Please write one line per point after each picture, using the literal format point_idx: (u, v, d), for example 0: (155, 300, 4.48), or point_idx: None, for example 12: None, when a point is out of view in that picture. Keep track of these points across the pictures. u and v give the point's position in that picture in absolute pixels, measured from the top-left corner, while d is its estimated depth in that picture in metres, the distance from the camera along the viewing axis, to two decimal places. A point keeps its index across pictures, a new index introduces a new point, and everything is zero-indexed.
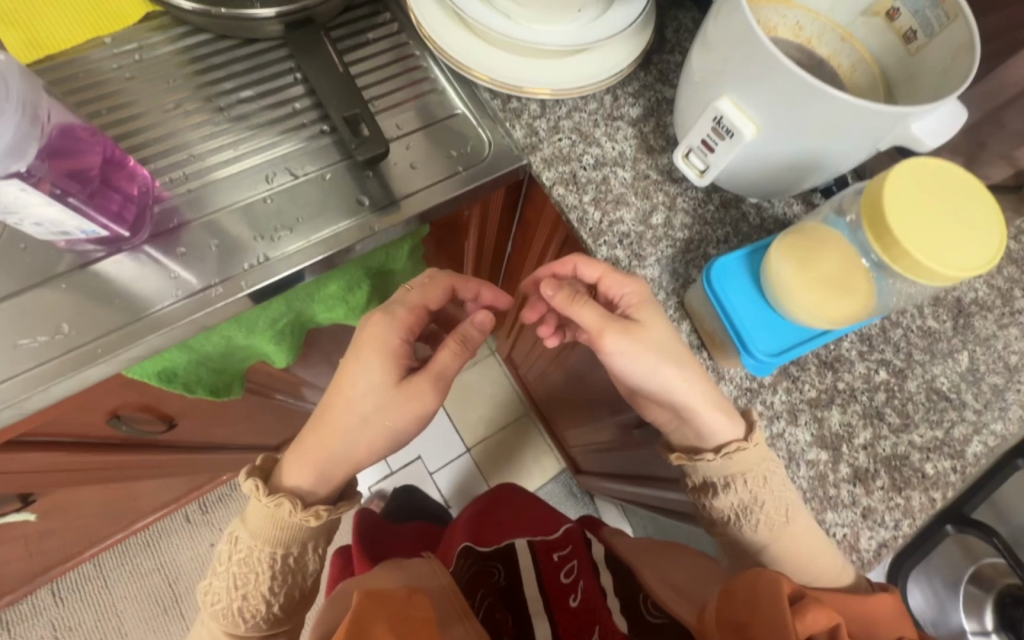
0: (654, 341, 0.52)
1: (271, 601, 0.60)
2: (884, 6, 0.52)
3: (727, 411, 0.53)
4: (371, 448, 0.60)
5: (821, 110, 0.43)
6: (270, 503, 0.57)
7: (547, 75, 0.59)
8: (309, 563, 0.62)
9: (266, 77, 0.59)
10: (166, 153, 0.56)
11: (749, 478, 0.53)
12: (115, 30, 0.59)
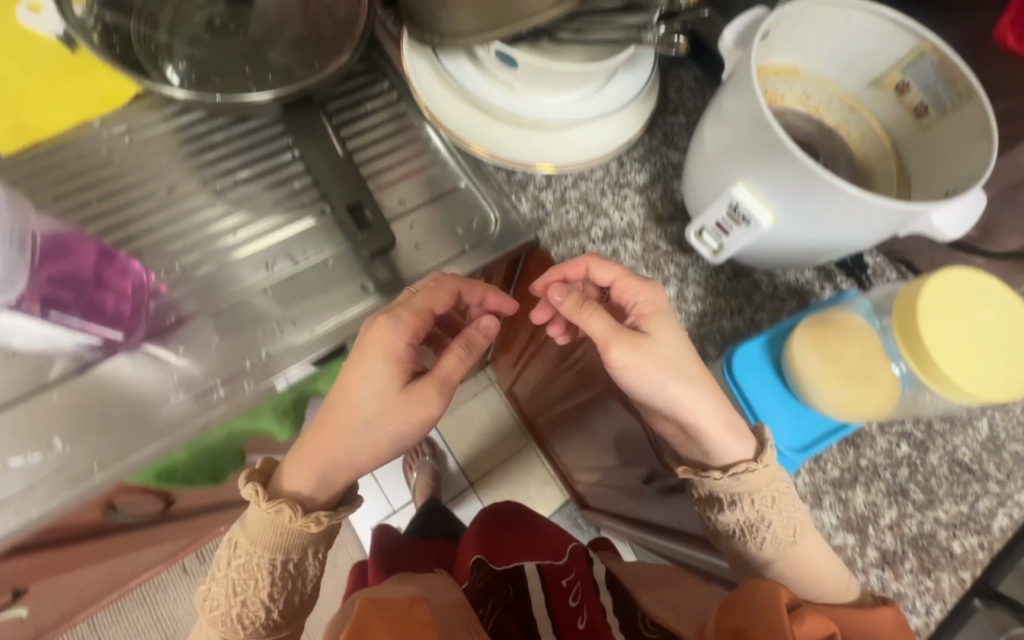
0: (664, 356, 0.48)
1: (269, 611, 0.51)
2: (893, 79, 0.51)
3: (739, 428, 0.49)
4: (379, 454, 0.51)
5: (840, 203, 0.42)
6: (269, 511, 0.48)
7: (551, 148, 0.57)
8: (309, 569, 0.53)
9: (262, 157, 0.57)
10: (159, 243, 0.54)
11: (758, 499, 0.50)
12: (103, 112, 0.57)
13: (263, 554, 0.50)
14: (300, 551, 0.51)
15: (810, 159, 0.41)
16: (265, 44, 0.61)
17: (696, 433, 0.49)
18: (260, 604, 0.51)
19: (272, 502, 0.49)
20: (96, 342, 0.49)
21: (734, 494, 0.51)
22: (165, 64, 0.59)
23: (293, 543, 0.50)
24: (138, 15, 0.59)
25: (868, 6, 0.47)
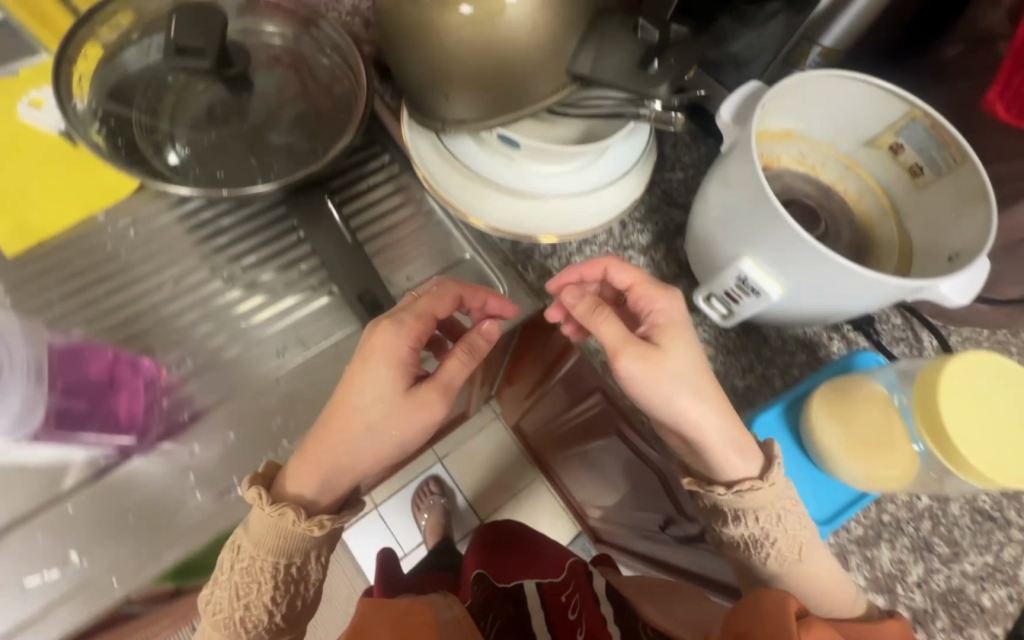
0: (675, 369, 0.47)
1: (270, 619, 0.47)
2: (887, 140, 0.52)
3: (746, 443, 0.48)
4: (382, 457, 0.48)
5: (847, 279, 0.43)
6: (272, 514, 0.44)
7: (554, 218, 0.57)
8: (313, 573, 0.49)
9: (267, 241, 0.57)
10: (170, 336, 0.53)
11: (763, 518, 0.48)
12: (106, 206, 0.57)
13: (264, 560, 0.45)
14: (302, 556, 0.46)
15: (811, 236, 0.42)
16: (267, 126, 0.61)
17: (704, 452, 0.48)
18: (262, 615, 0.47)
19: (276, 506, 0.44)
20: (113, 446, 0.50)
21: (738, 508, 0.49)
22: (166, 149, 0.59)
23: (293, 548, 0.46)
24: (139, 103, 0.59)
25: (860, 76, 0.48)
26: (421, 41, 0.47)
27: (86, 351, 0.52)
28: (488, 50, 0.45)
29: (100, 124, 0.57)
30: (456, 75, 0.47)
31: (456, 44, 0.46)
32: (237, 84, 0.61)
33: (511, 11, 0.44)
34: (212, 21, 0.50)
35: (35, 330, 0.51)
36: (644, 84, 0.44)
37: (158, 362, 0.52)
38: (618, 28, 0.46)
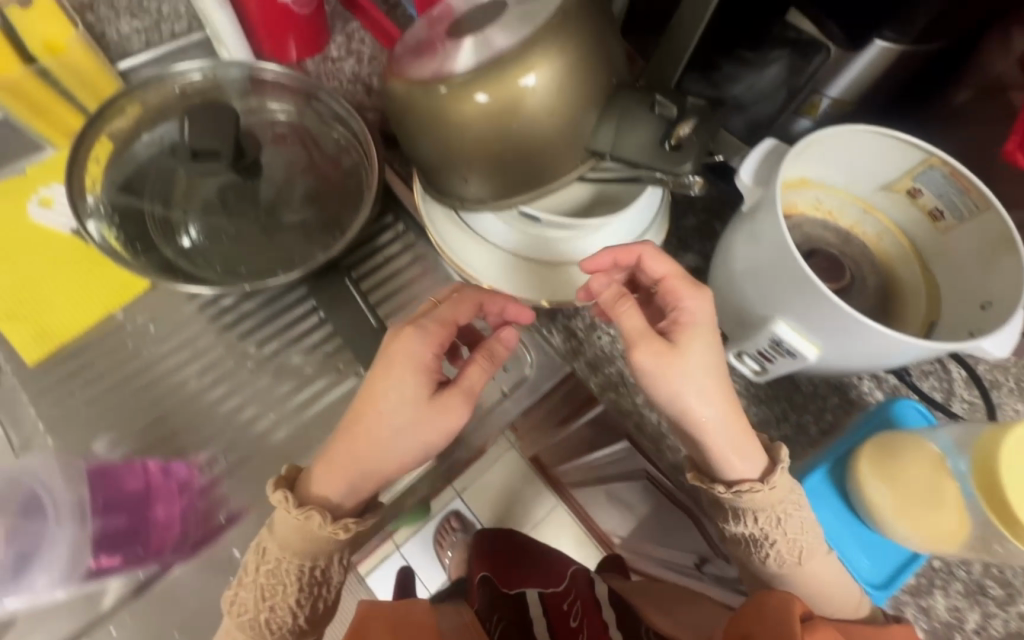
0: (690, 368, 0.44)
1: (293, 622, 0.46)
2: (904, 185, 0.52)
3: (749, 445, 0.46)
4: (402, 466, 0.46)
5: (884, 342, 0.43)
6: (298, 518, 0.44)
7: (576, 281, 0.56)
8: (335, 577, 0.48)
9: (289, 325, 0.57)
10: (201, 434, 0.53)
11: (763, 519, 0.46)
12: (124, 302, 0.56)
13: (290, 562, 0.45)
14: (325, 562, 0.45)
15: (840, 301, 0.42)
16: (279, 205, 0.61)
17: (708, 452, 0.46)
18: (286, 618, 0.46)
19: (303, 509, 0.44)
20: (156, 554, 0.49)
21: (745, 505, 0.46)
22: (178, 235, 0.58)
23: (319, 551, 0.45)
24: (150, 193, 0.58)
25: (876, 127, 0.48)
26: (437, 129, 0.46)
27: (124, 472, 0.50)
28: (506, 136, 0.45)
29: (112, 218, 0.57)
30: (475, 161, 0.47)
31: (473, 131, 0.45)
32: (244, 169, 0.59)
33: (528, 96, 0.44)
34: (222, 116, 0.49)
35: (73, 468, 0.50)
36: (664, 162, 0.44)
37: (189, 460, 0.52)
38: (635, 105, 0.46)
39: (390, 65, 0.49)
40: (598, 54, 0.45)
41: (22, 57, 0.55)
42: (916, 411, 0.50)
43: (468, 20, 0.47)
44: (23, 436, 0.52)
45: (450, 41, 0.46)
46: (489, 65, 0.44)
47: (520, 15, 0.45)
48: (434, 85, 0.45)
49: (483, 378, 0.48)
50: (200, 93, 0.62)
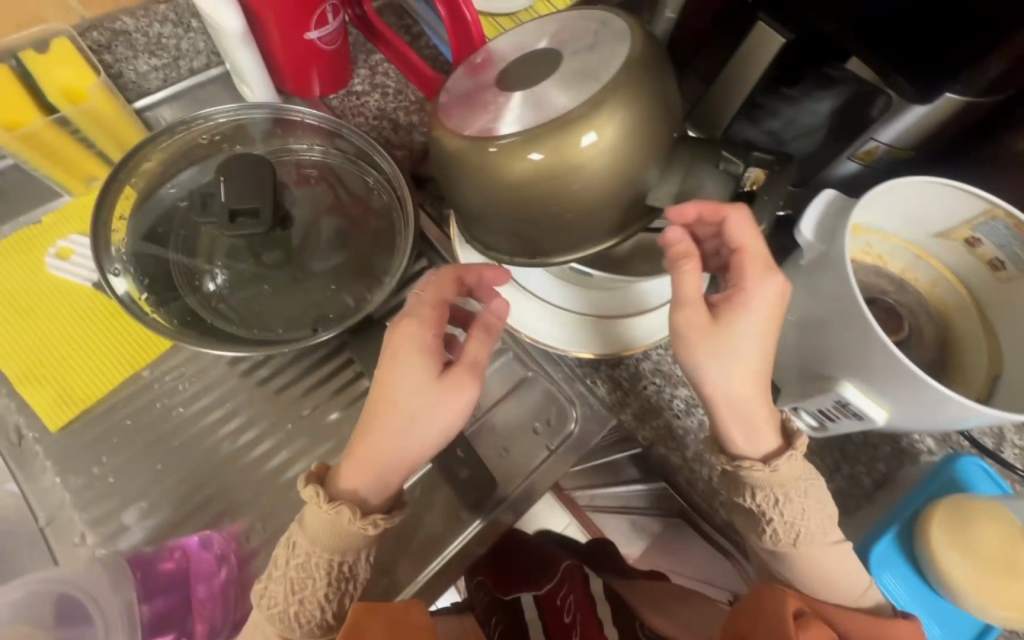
0: (727, 349, 0.43)
1: (321, 617, 0.42)
2: (962, 234, 0.50)
3: (767, 420, 0.45)
4: (412, 461, 0.43)
5: (955, 410, 0.41)
6: (330, 513, 0.41)
7: (627, 333, 0.54)
8: (362, 573, 0.44)
9: (325, 378, 0.55)
10: (238, 500, 0.50)
11: (761, 495, 0.44)
12: (150, 359, 0.54)
13: (319, 555, 0.42)
14: (353, 558, 0.42)
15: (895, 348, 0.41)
16: (308, 250, 0.56)
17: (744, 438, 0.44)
18: (315, 613, 0.42)
19: (333, 503, 0.41)
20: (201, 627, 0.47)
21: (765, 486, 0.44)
22: (203, 283, 0.54)
23: (351, 547, 0.42)
24: (176, 242, 0.54)
25: (935, 178, 0.47)
26: (485, 186, 0.44)
27: (160, 559, 0.48)
28: (560, 195, 0.43)
29: (136, 270, 0.53)
30: (524, 219, 0.45)
31: (525, 189, 0.43)
32: (278, 221, 0.55)
33: (586, 155, 0.42)
34: (261, 174, 0.49)
35: (117, 567, 0.46)
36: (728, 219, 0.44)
37: (226, 531, 0.49)
38: (698, 161, 0.44)
39: (437, 114, 0.47)
40: (659, 109, 0.44)
41: (38, 102, 0.53)
42: (981, 472, 0.48)
43: (521, 70, 0.44)
44: (48, 511, 0.49)
45: (501, 94, 0.44)
46: (540, 125, 0.42)
47: (574, 72, 0.43)
48: (483, 144, 0.43)
49: (485, 353, 0.45)
50: (226, 138, 0.59)
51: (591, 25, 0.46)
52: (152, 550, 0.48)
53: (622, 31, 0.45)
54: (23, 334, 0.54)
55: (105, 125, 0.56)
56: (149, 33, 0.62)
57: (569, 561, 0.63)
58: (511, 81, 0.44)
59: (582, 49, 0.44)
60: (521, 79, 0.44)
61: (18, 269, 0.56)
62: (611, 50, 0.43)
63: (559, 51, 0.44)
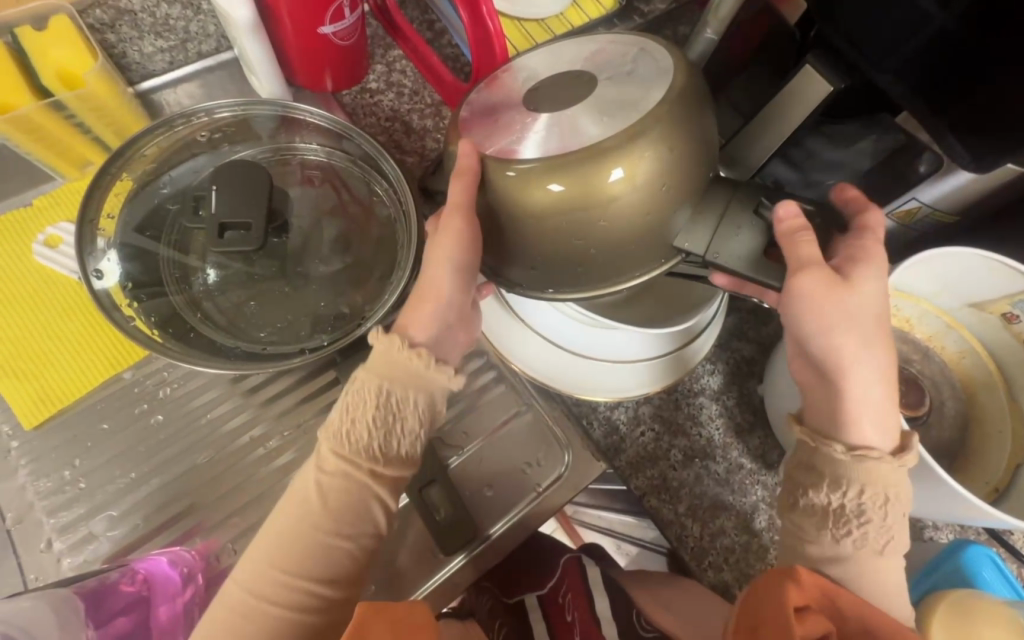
0: (856, 310, 0.40)
1: (369, 442, 0.41)
2: (999, 307, 0.47)
3: (886, 413, 0.41)
4: (459, 302, 0.45)
5: (964, 506, 0.40)
6: (384, 341, 0.43)
7: (653, 374, 0.53)
8: (409, 421, 0.42)
9: (311, 395, 0.53)
10: (210, 517, 0.49)
11: (868, 495, 0.39)
12: (132, 361, 0.52)
13: (372, 380, 0.42)
14: (403, 392, 0.41)
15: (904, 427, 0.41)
16: (305, 255, 0.53)
17: (842, 407, 0.41)
18: (364, 436, 0.42)
19: (388, 334, 0.43)
20: None
21: (830, 509, 0.40)
22: (191, 286, 0.51)
23: (411, 385, 0.42)
24: (168, 238, 0.52)
25: (980, 250, 0.44)
26: (504, 217, 0.41)
27: (120, 583, 0.44)
28: (578, 229, 0.40)
29: (122, 267, 0.50)
30: (537, 252, 0.42)
31: (543, 221, 0.40)
32: (272, 228, 0.52)
33: (611, 191, 0.39)
34: (257, 186, 0.48)
35: (69, 603, 0.42)
36: (772, 276, 0.40)
37: (194, 549, 0.47)
38: (734, 209, 0.41)
39: (454, 130, 0.44)
40: (697, 152, 0.40)
41: (30, 85, 0.51)
42: (989, 560, 0.46)
43: (550, 91, 0.41)
44: (15, 510, 0.48)
45: (528, 114, 0.40)
46: (567, 150, 0.38)
47: (607, 101, 0.39)
48: (502, 166, 0.40)
49: (469, 193, 0.41)
50: (226, 135, 0.56)
51: (630, 49, 0.42)
52: (115, 573, 0.44)
53: (662, 61, 0.41)
54: (3, 325, 0.52)
55: (103, 112, 0.54)
56: (156, 12, 0.57)
57: (569, 556, 0.53)
58: (535, 104, 0.40)
59: (619, 76, 0.40)
60: (545, 103, 0.40)
61: (5, 254, 0.54)
62: (650, 81, 0.40)
63: (593, 75, 0.41)
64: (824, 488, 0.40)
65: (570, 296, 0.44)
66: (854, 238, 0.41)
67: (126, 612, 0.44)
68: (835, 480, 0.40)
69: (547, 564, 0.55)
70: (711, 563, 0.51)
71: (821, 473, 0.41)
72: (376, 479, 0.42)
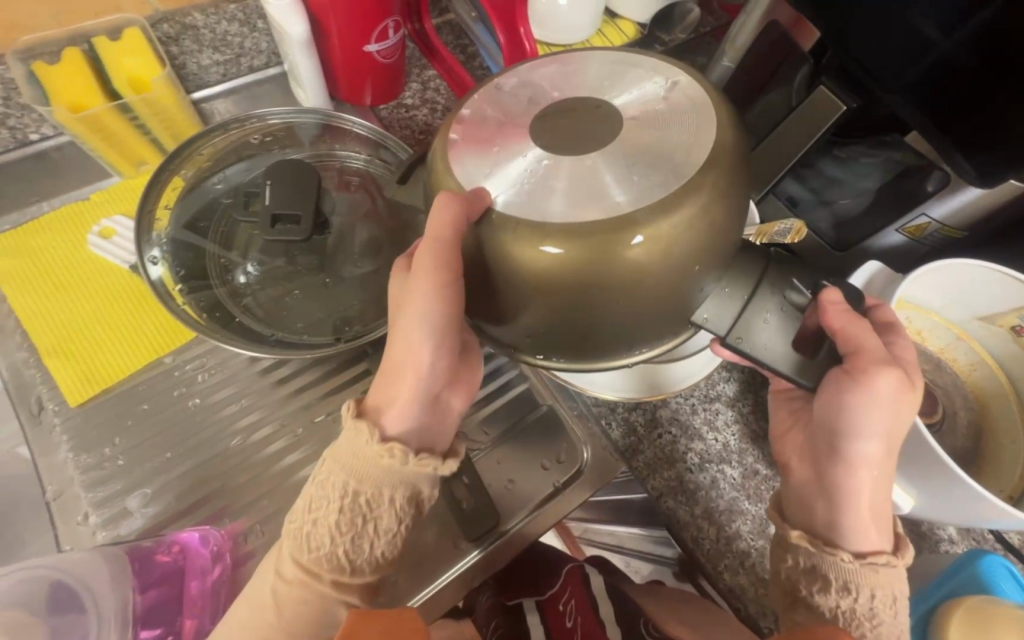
0: (891, 414, 0.39)
1: (331, 549, 0.40)
2: (1008, 320, 0.49)
3: (885, 507, 0.41)
4: (453, 344, 0.43)
5: (971, 504, 0.41)
6: (351, 428, 0.41)
7: (644, 381, 0.54)
8: (384, 522, 0.41)
9: (340, 385, 0.55)
10: (239, 499, 0.50)
11: (879, 597, 0.38)
12: (173, 347, 0.55)
13: (339, 477, 0.41)
14: (372, 491, 0.40)
15: (923, 426, 0.41)
16: (341, 254, 0.56)
17: (852, 511, 0.40)
18: (325, 541, 0.41)
19: (355, 419, 0.42)
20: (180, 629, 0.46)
21: (839, 613, 0.39)
22: (234, 273, 0.54)
23: (385, 483, 0.41)
24: (216, 232, 0.55)
25: (987, 263, 0.47)
26: (504, 277, 0.39)
27: (156, 552, 0.46)
28: (588, 298, 0.38)
29: (173, 257, 0.53)
30: (535, 324, 0.40)
31: (553, 288, 0.38)
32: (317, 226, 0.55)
33: (631, 261, 0.36)
34: (307, 182, 0.53)
35: (118, 561, 0.45)
36: (806, 376, 0.40)
37: (223, 529, 0.49)
38: (763, 293, 0.40)
39: (444, 146, 0.41)
40: (745, 167, 0.40)
41: (104, 89, 0.55)
42: (1006, 571, 0.46)
43: (568, 125, 0.39)
44: (56, 484, 0.50)
45: (541, 158, 0.38)
46: (576, 215, 0.36)
47: (628, 149, 0.37)
48: (501, 233, 0.38)
49: (451, 237, 0.37)
50: (277, 140, 0.60)
51: (657, 81, 0.41)
52: (152, 542, 0.46)
53: (698, 99, 0.40)
54: (58, 307, 0.55)
55: (163, 115, 0.58)
56: (216, 29, 0.61)
57: (573, 564, 0.56)
58: (541, 137, 0.38)
59: (648, 117, 0.39)
60: (555, 138, 0.38)
61: (64, 242, 0.58)
62: (690, 131, 0.38)
63: (619, 113, 0.39)
64: (820, 590, 0.40)
65: (590, 369, 0.43)
66: (880, 334, 0.42)
67: (158, 585, 0.46)
68: (843, 586, 0.39)
69: (548, 570, 0.58)
70: (725, 559, 0.52)
71: (826, 579, 0.39)
72: (339, 589, 0.41)
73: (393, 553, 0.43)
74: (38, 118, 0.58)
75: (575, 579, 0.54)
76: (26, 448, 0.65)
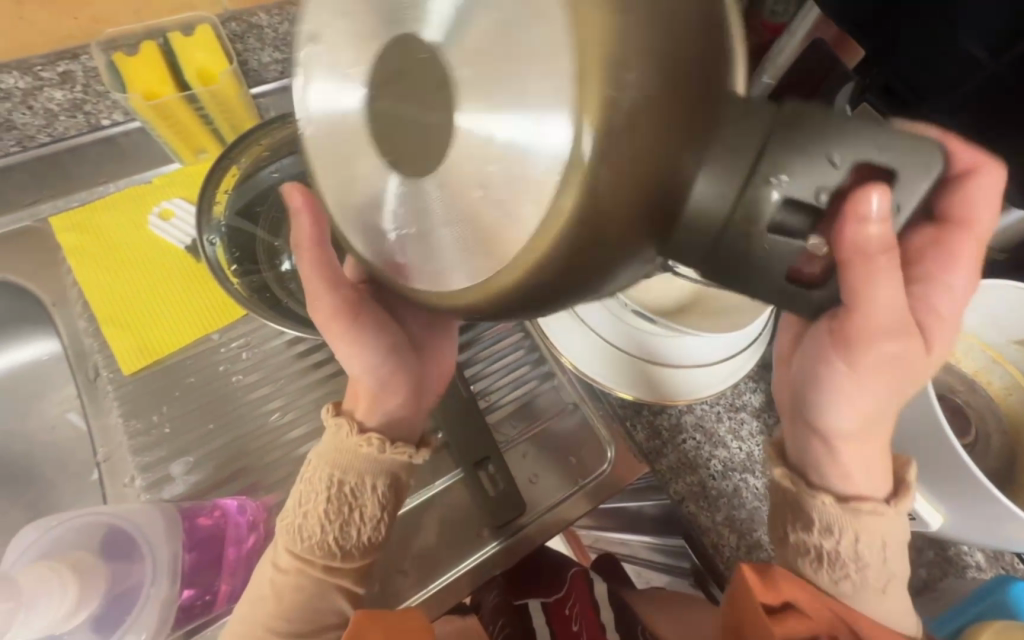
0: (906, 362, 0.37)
1: (321, 536, 0.43)
2: None
3: (882, 455, 0.40)
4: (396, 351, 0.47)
5: (1001, 522, 0.41)
6: (331, 425, 0.46)
7: (654, 384, 0.55)
8: (368, 509, 0.44)
9: None
10: (274, 473, 0.52)
11: (864, 541, 0.39)
12: (220, 325, 0.58)
13: (325, 468, 0.44)
14: (355, 479, 0.44)
15: (936, 405, 0.41)
16: None
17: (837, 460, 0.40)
18: (316, 531, 0.44)
19: (334, 417, 0.46)
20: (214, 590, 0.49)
21: (822, 550, 0.40)
22: (280, 258, 0.58)
23: (365, 471, 0.44)
24: (265, 221, 0.59)
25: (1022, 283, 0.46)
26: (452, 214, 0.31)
27: (199, 515, 0.48)
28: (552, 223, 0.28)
29: (227, 241, 0.57)
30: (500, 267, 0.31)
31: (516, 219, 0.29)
32: None
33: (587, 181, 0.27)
34: None
35: (171, 516, 0.47)
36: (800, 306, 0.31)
37: (258, 500, 0.51)
38: (767, 188, 0.27)
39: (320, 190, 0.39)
40: None
41: (176, 81, 0.59)
42: None
43: (410, 120, 0.32)
44: (107, 447, 0.53)
45: (397, 174, 0.33)
46: (461, 197, 0.31)
47: (483, 131, 0.29)
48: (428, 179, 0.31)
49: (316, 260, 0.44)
50: None
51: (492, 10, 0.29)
52: (197, 504, 0.49)
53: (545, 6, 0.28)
54: (118, 281, 0.59)
55: (226, 106, 0.62)
56: (279, 29, 0.64)
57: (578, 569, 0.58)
58: (390, 155, 0.33)
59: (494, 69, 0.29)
60: (402, 150, 0.33)
61: (127, 221, 0.62)
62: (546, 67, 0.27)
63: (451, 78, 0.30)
64: (807, 529, 0.40)
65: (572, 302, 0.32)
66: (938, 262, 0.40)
67: (195, 549, 0.48)
68: (826, 526, 0.40)
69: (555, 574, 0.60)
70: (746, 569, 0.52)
71: (810, 517, 0.40)
72: (332, 573, 0.44)
73: (380, 535, 0.45)
74: (111, 105, 0.62)
75: (580, 585, 0.55)
76: (76, 413, 0.68)
